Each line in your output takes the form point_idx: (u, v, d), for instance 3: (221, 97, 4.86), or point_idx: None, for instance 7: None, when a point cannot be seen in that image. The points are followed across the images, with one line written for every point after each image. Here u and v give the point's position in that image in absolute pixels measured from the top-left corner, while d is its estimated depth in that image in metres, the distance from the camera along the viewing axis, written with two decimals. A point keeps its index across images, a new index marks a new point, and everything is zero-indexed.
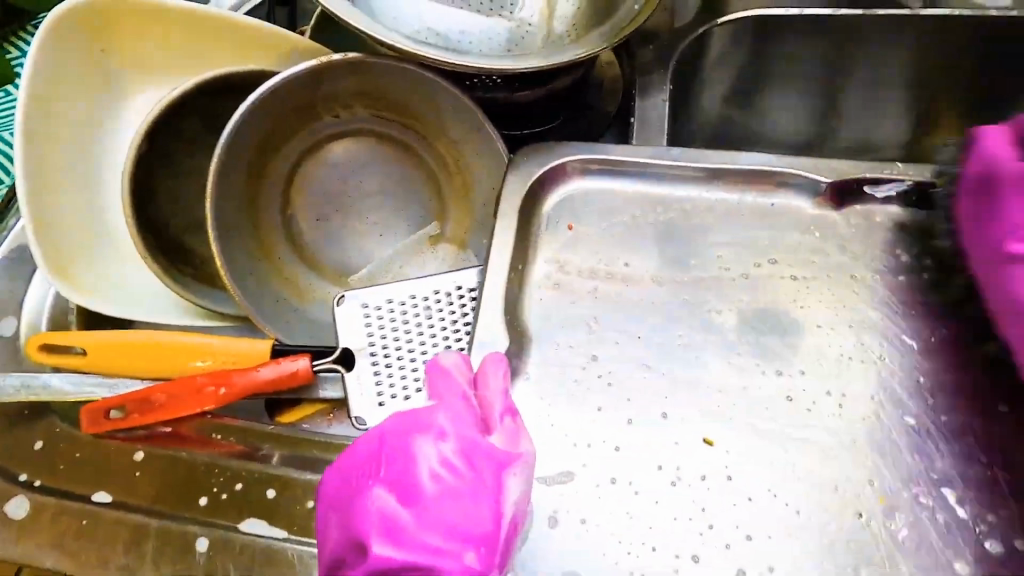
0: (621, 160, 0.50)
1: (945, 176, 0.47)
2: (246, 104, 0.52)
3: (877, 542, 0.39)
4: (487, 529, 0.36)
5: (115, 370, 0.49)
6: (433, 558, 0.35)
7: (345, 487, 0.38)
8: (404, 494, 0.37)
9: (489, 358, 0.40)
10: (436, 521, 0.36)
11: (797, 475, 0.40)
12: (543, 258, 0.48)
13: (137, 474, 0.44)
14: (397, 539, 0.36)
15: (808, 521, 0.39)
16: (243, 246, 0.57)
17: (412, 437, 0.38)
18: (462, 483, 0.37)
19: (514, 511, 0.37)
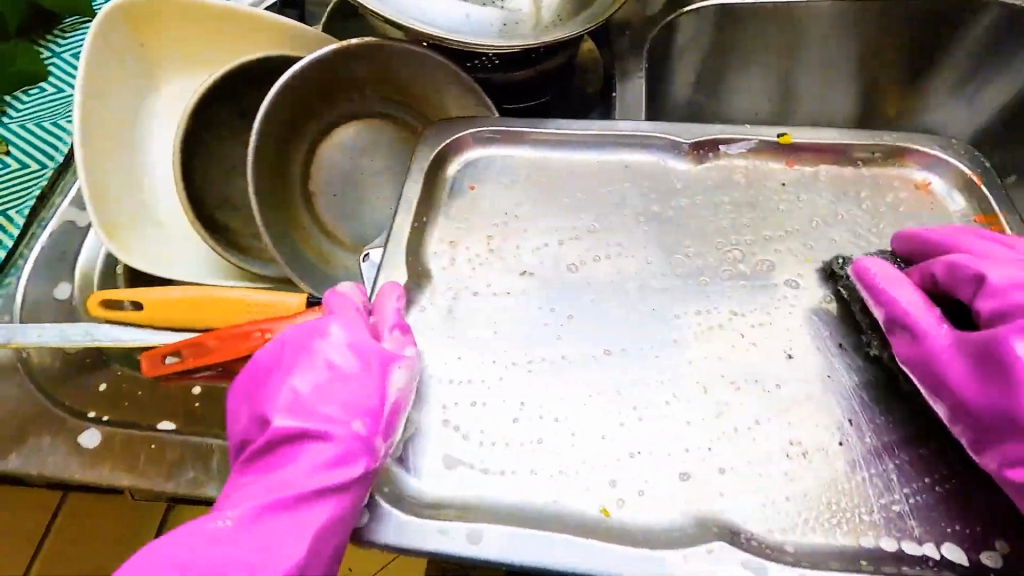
0: (516, 129, 0.57)
1: (783, 135, 0.54)
2: (270, 94, 0.58)
3: (746, 410, 0.44)
4: (373, 404, 0.42)
5: (170, 323, 0.54)
6: (325, 425, 0.42)
7: (257, 379, 0.46)
8: (299, 377, 0.44)
9: (385, 287, 0.47)
10: (329, 397, 0.43)
11: (687, 363, 0.45)
12: (441, 216, 0.54)
13: (196, 404, 0.51)
14: (294, 413, 0.43)
15: (699, 400, 0.44)
16: (275, 215, 0.63)
17: (312, 339, 0.45)
18: (352, 369, 0.44)
19: (398, 395, 0.43)
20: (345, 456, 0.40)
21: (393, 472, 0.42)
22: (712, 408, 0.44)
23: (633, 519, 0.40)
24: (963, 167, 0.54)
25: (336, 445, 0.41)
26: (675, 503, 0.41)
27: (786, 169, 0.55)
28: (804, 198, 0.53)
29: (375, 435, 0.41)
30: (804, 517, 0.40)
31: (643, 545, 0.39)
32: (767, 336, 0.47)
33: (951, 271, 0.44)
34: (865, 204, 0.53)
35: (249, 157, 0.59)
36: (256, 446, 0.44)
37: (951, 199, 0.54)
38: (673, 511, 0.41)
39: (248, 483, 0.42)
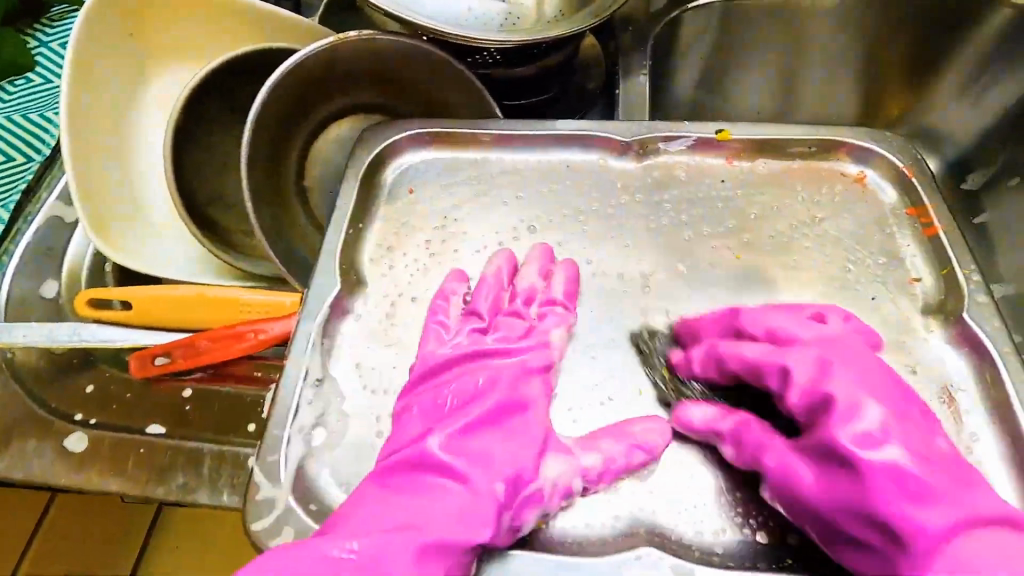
0: (452, 132, 0.60)
1: (721, 131, 0.58)
2: (264, 90, 0.56)
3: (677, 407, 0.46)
4: (524, 476, 0.40)
5: (157, 323, 0.52)
6: (471, 473, 0.41)
7: (440, 399, 0.45)
8: (515, 428, 0.43)
9: (566, 267, 0.50)
10: (491, 454, 0.41)
11: (622, 363, 0.48)
12: (378, 219, 0.57)
13: (189, 408, 0.50)
14: (485, 466, 0.41)
15: (632, 401, 0.46)
16: (269, 211, 0.61)
17: (515, 375, 0.45)
18: (528, 432, 0.42)
19: (561, 484, 0.41)
20: (475, 517, 0.39)
21: (316, 479, 0.43)
22: (645, 408, 0.46)
23: (568, 527, 0.41)
24: (895, 158, 0.56)
25: (467, 499, 0.39)
26: (608, 508, 0.41)
27: (725, 165, 0.59)
28: (742, 194, 0.57)
29: (510, 506, 0.40)
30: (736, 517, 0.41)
31: (574, 551, 0.40)
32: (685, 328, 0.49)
33: (751, 366, 0.45)
34: (808, 197, 0.56)
35: (243, 152, 0.57)
36: (385, 458, 0.42)
37: (882, 190, 0.55)
38: (609, 514, 0.41)
39: (352, 510, 0.39)
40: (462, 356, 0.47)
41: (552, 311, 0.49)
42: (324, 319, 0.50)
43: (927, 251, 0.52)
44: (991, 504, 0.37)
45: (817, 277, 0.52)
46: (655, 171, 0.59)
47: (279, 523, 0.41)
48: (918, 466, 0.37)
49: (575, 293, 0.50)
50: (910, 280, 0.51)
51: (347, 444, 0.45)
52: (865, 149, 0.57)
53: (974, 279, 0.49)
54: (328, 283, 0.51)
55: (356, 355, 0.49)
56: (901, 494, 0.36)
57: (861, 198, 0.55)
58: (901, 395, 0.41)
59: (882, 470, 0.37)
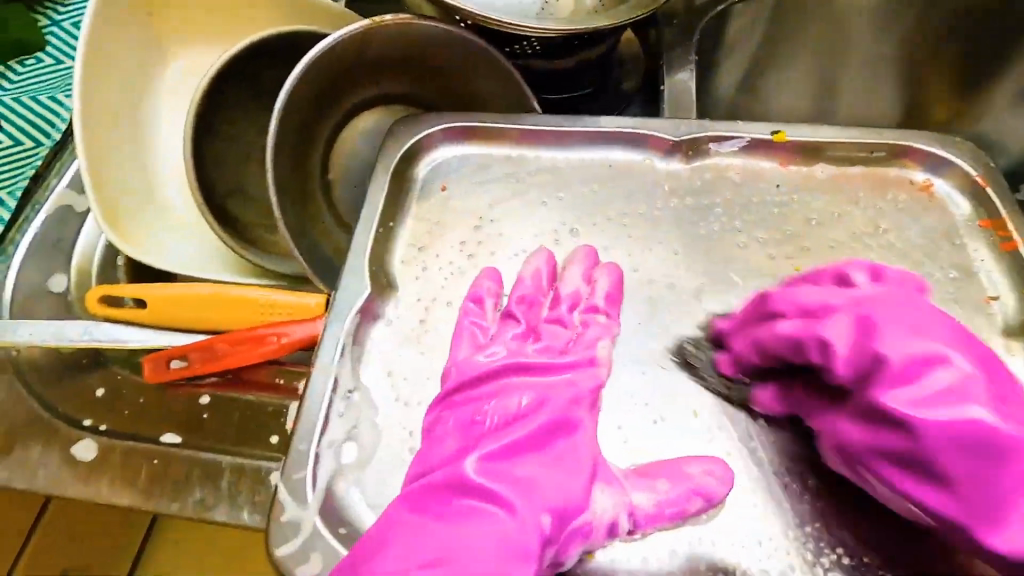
0: (490, 126, 0.56)
1: (777, 132, 0.54)
2: (293, 77, 0.52)
3: (736, 431, 0.42)
4: (572, 506, 0.36)
5: (172, 323, 0.49)
6: (515, 501, 0.36)
7: (478, 414, 0.40)
8: (562, 452, 0.38)
9: (611, 270, 0.46)
10: (534, 479, 0.37)
11: (677, 380, 0.44)
12: (410, 218, 0.53)
13: (205, 416, 0.46)
14: (529, 493, 0.36)
15: (688, 423, 0.42)
16: (293, 206, 0.57)
17: (557, 391, 0.41)
18: (574, 457, 0.38)
19: (609, 518, 0.37)
20: (518, 550, 0.34)
21: (345, 499, 0.40)
22: (702, 431, 0.42)
23: (623, 562, 0.37)
24: (967, 166, 0.52)
25: (510, 529, 0.35)
26: (664, 541, 0.38)
27: (779, 170, 0.55)
28: (798, 200, 0.54)
29: (557, 539, 0.36)
30: (801, 554, 0.38)
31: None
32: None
33: (786, 340, 0.40)
34: (870, 205, 0.53)
35: (267, 143, 0.53)
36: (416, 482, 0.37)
37: (953, 198, 0.52)
38: (664, 547, 0.37)
39: (381, 549, 0.34)
40: (501, 367, 0.42)
41: (595, 317, 0.44)
42: (354, 323, 0.46)
43: (1003, 267, 0.48)
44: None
45: None
46: (705, 172, 0.55)
47: (305, 548, 0.38)
48: (953, 422, 0.34)
49: (620, 298, 0.46)
50: (987, 299, 0.47)
51: (379, 461, 0.42)
52: (935, 156, 0.53)
53: None
54: (358, 285, 0.48)
55: (387, 363, 0.46)
56: (956, 445, 0.34)
57: (930, 207, 0.52)
58: (969, 336, 0.37)
59: (935, 427, 0.34)
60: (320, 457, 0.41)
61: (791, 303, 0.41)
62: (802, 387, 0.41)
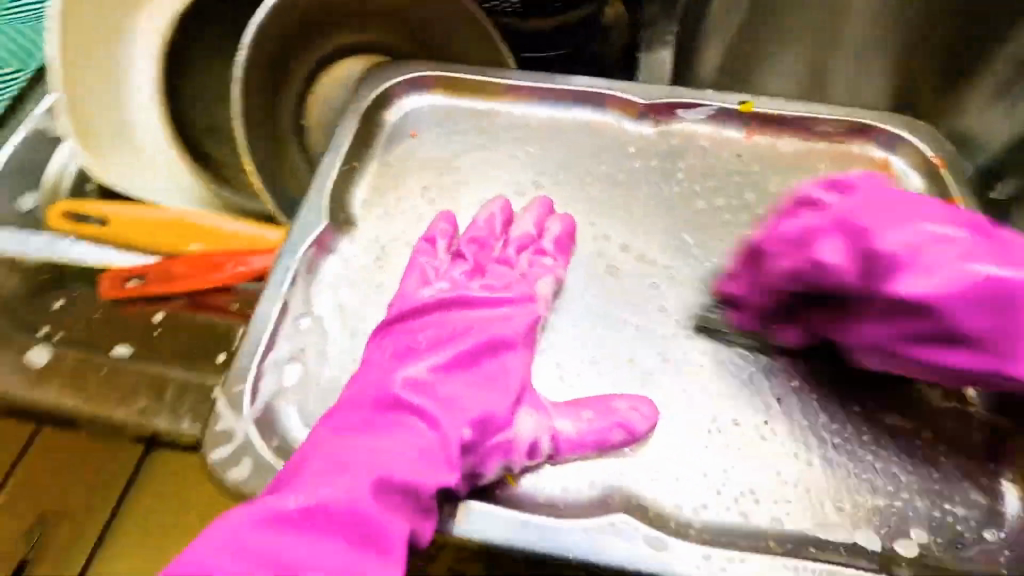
0: (462, 78, 0.57)
1: (744, 103, 0.55)
2: (264, 13, 0.53)
3: (669, 379, 0.43)
4: (494, 424, 0.37)
5: (132, 243, 0.51)
6: (438, 416, 0.37)
7: (412, 339, 0.41)
8: (492, 375, 0.40)
9: (564, 221, 0.47)
10: (459, 399, 0.38)
11: (615, 330, 0.45)
12: (375, 161, 0.54)
13: (157, 332, 0.47)
14: (452, 409, 0.38)
15: (623, 367, 0.43)
16: (262, 144, 0.58)
17: (494, 323, 0.42)
18: (500, 381, 0.39)
19: (531, 439, 0.38)
20: (440, 459, 0.36)
21: (282, 415, 0.41)
22: (635, 376, 0.43)
23: (544, 490, 0.38)
24: (924, 146, 0.52)
25: (432, 443, 0.36)
26: (585, 472, 0.39)
27: (744, 140, 0.56)
28: (758, 170, 0.55)
29: (476, 451, 0.37)
30: (715, 493, 0.38)
31: (546, 513, 0.37)
32: (688, 297, 0.46)
33: (785, 272, 0.40)
34: (826, 178, 0.54)
35: (235, 80, 0.54)
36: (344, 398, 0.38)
37: (909, 179, 0.53)
38: (583, 477, 0.38)
39: (305, 460, 0.35)
40: (443, 300, 0.43)
41: (542, 262, 0.46)
42: (309, 255, 0.48)
43: None
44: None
45: None
46: (672, 138, 0.56)
47: (236, 455, 0.39)
48: (952, 289, 0.35)
49: (570, 246, 0.48)
50: None
51: (320, 385, 0.43)
52: (897, 134, 0.53)
53: None
54: (315, 219, 0.49)
55: (338, 295, 0.47)
56: (976, 307, 0.35)
57: (884, 184, 0.53)
58: (945, 207, 0.39)
59: (953, 300, 0.35)
60: (263, 373, 0.42)
61: (785, 234, 0.41)
62: (821, 312, 0.41)
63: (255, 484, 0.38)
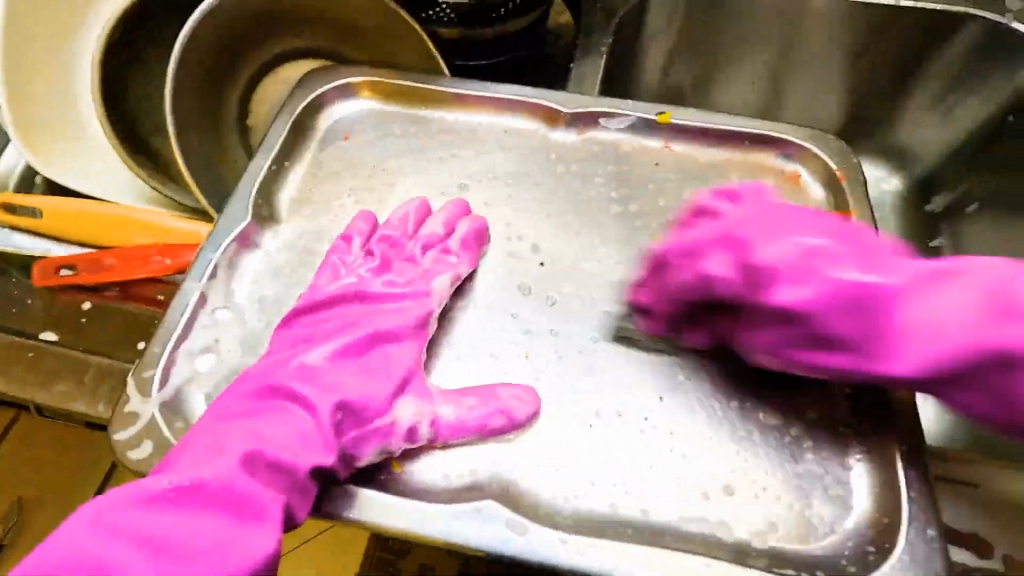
0: (393, 83, 0.59)
1: (662, 114, 0.57)
2: (191, 22, 0.54)
3: (560, 377, 0.45)
4: (373, 408, 0.41)
5: (69, 235, 0.54)
6: (317, 400, 0.40)
7: (309, 332, 0.45)
8: (376, 362, 0.44)
9: (477, 224, 0.51)
10: (341, 385, 0.41)
11: (514, 327, 0.48)
12: (305, 161, 0.57)
13: (83, 320, 0.50)
14: (331, 392, 0.41)
15: (523, 363, 0.46)
16: (199, 145, 0.60)
17: (384, 317, 0.46)
18: (382, 370, 0.43)
19: (409, 423, 0.41)
20: (318, 442, 0.39)
21: (188, 400, 0.44)
22: (528, 373, 0.46)
23: (427, 473, 0.41)
24: (828, 158, 0.54)
25: (311, 426, 0.39)
26: (467, 460, 0.42)
27: (663, 149, 0.58)
28: (674, 178, 0.57)
29: (355, 434, 0.40)
30: (588, 483, 0.41)
31: (424, 497, 0.40)
32: (584, 296, 0.50)
33: (686, 281, 0.44)
34: (737, 187, 0.56)
35: (165, 89, 0.56)
36: (235, 388, 0.41)
37: (814, 191, 0.55)
38: (465, 465, 0.41)
39: (192, 442, 0.38)
40: (343, 295, 0.47)
41: (446, 260, 0.50)
42: (230, 249, 0.50)
43: None
44: (936, 273, 0.40)
45: None
46: (594, 145, 0.58)
47: (140, 437, 0.41)
48: (830, 293, 0.40)
49: (477, 246, 0.51)
50: None
51: (230, 374, 0.46)
52: (801, 147, 0.55)
53: None
54: (239, 215, 0.51)
55: (256, 289, 0.50)
56: (839, 309, 0.40)
57: (790, 195, 0.55)
58: (818, 217, 0.44)
59: (822, 301, 0.40)
60: (174, 361, 0.45)
61: (677, 250, 0.46)
62: (722, 319, 0.45)
63: (154, 462, 0.40)
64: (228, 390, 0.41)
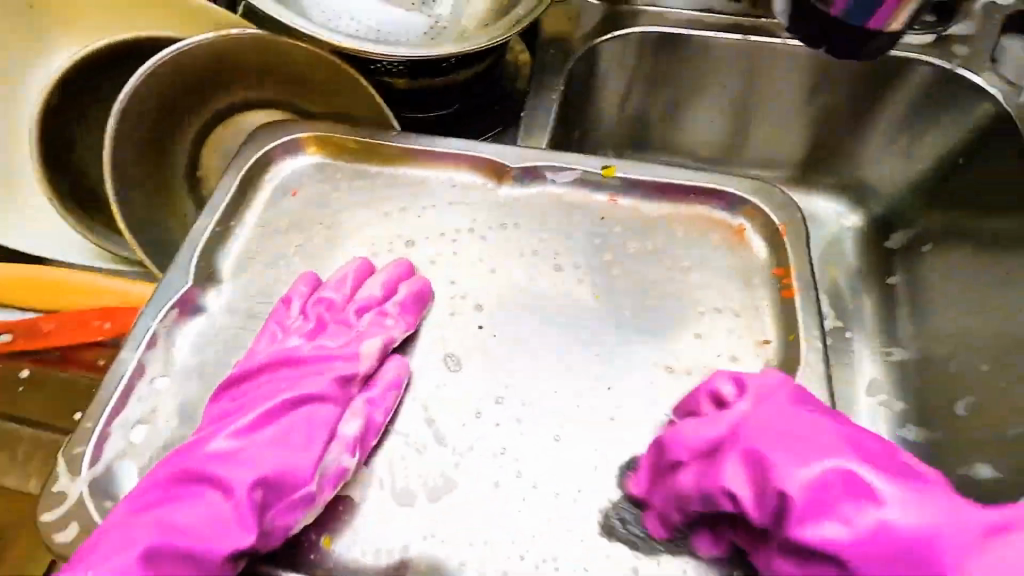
0: (341, 139, 0.60)
1: (606, 167, 0.57)
2: (132, 83, 0.56)
3: (495, 446, 0.46)
4: (286, 481, 0.41)
5: (3, 298, 0.56)
6: (228, 479, 0.41)
7: (235, 406, 0.45)
8: (292, 428, 0.44)
9: (419, 288, 0.52)
10: (257, 460, 0.42)
11: (452, 393, 0.48)
12: (249, 219, 0.57)
13: (20, 390, 0.51)
14: (247, 468, 0.41)
15: (459, 432, 0.47)
16: (144, 198, 0.62)
17: (306, 382, 0.47)
18: (296, 437, 0.44)
19: (321, 485, 0.42)
20: (233, 524, 0.39)
21: (119, 477, 0.44)
22: (464, 443, 0.46)
23: (357, 551, 0.42)
24: (770, 213, 0.55)
25: (223, 507, 0.40)
26: (399, 537, 0.43)
27: (607, 203, 0.58)
28: (617, 232, 0.56)
29: (273, 509, 0.41)
30: (515, 557, 0.42)
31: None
32: (520, 356, 0.50)
33: (689, 487, 0.41)
34: (681, 240, 0.56)
35: (107, 147, 0.57)
36: (151, 474, 0.42)
37: (757, 246, 0.55)
38: (395, 542, 0.42)
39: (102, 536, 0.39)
40: (270, 362, 0.47)
41: (381, 322, 0.50)
42: (169, 316, 0.50)
43: (787, 310, 0.51)
44: (949, 514, 0.37)
45: (672, 324, 0.52)
46: (539, 199, 0.58)
47: (67, 517, 0.41)
48: (869, 548, 0.36)
49: (417, 308, 0.51)
50: (758, 341, 0.50)
51: (163, 447, 0.45)
52: (744, 202, 0.56)
53: (817, 347, 0.48)
54: (180, 279, 0.51)
55: (194, 355, 0.49)
56: (888, 563, 0.36)
57: (734, 250, 0.55)
58: (825, 432, 0.40)
59: (863, 556, 0.36)
60: (107, 436, 0.45)
61: (685, 445, 0.43)
62: (736, 529, 0.42)
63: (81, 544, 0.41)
64: (145, 477, 0.42)
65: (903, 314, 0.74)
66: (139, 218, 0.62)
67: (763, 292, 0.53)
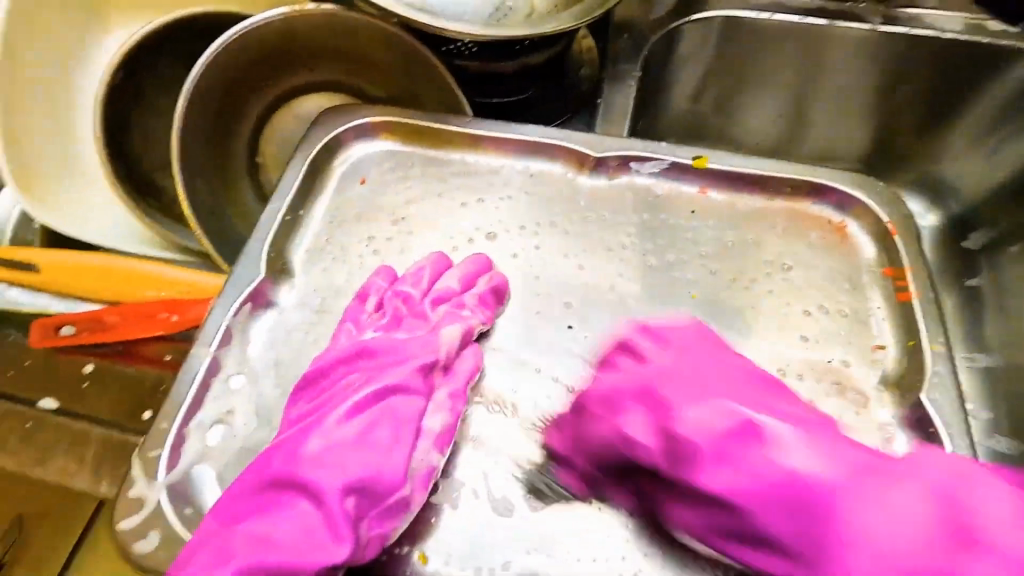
0: (416, 124, 0.56)
1: (698, 158, 0.54)
2: (203, 59, 0.53)
3: None
4: (379, 487, 0.38)
5: (60, 289, 0.59)
6: (318, 485, 0.38)
7: (316, 404, 0.42)
8: (375, 426, 0.41)
9: (500, 283, 0.49)
10: (344, 463, 0.39)
11: (546, 398, 0.45)
12: (320, 207, 0.54)
13: (85, 385, 0.53)
14: (337, 473, 0.38)
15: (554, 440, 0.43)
16: (207, 183, 0.60)
17: (385, 375, 0.43)
18: (382, 437, 0.40)
19: (412, 491, 0.39)
20: (329, 535, 0.37)
21: (197, 482, 0.41)
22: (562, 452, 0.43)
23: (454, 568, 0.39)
24: (879, 210, 0.51)
25: (315, 516, 0.37)
26: (499, 553, 0.40)
27: (698, 196, 0.54)
28: (711, 228, 0.53)
29: (365, 517, 0.38)
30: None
31: None
32: None
33: (607, 440, 0.40)
34: (781, 236, 0.52)
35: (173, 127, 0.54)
36: (237, 481, 0.39)
37: (863, 245, 0.52)
38: (496, 558, 0.40)
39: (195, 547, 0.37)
40: (348, 354, 0.44)
41: (457, 314, 0.47)
42: (242, 310, 0.47)
43: (904, 315, 0.48)
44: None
45: (777, 326, 0.48)
46: (625, 191, 0.55)
47: (145, 525, 0.39)
48: (751, 487, 0.35)
49: (495, 303, 0.48)
50: (873, 346, 0.47)
51: (242, 450, 0.42)
52: (852, 196, 0.52)
53: (941, 355, 0.45)
54: (253, 271, 0.48)
55: (270, 351, 0.46)
56: (772, 506, 0.35)
57: (838, 248, 0.52)
58: (720, 371, 0.41)
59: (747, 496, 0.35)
60: (185, 437, 0.42)
61: (599, 398, 0.42)
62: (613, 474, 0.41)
63: (163, 556, 0.38)
64: (232, 484, 0.39)
65: (986, 316, 0.71)
66: (199, 204, 0.59)
67: (875, 294, 0.49)
